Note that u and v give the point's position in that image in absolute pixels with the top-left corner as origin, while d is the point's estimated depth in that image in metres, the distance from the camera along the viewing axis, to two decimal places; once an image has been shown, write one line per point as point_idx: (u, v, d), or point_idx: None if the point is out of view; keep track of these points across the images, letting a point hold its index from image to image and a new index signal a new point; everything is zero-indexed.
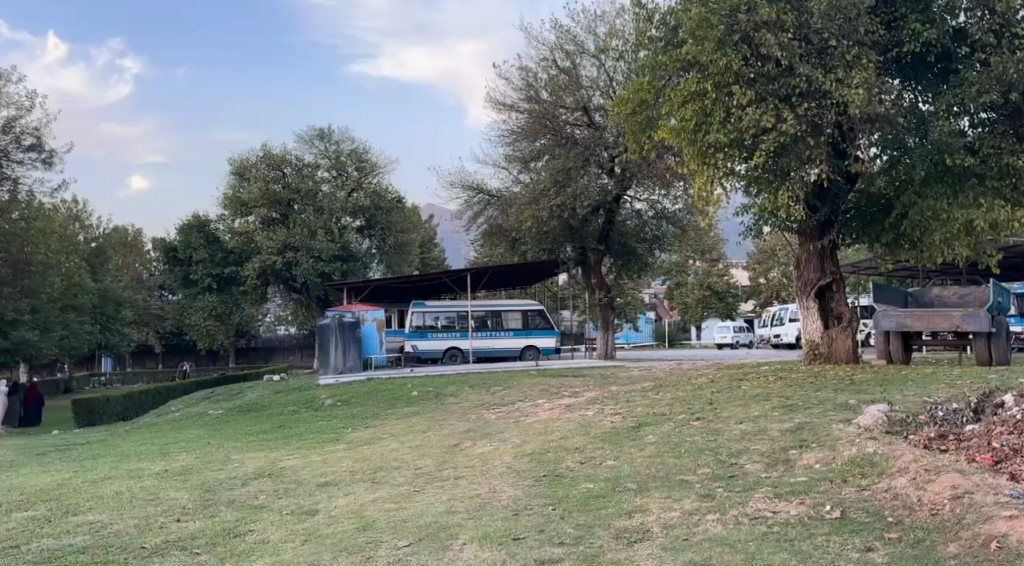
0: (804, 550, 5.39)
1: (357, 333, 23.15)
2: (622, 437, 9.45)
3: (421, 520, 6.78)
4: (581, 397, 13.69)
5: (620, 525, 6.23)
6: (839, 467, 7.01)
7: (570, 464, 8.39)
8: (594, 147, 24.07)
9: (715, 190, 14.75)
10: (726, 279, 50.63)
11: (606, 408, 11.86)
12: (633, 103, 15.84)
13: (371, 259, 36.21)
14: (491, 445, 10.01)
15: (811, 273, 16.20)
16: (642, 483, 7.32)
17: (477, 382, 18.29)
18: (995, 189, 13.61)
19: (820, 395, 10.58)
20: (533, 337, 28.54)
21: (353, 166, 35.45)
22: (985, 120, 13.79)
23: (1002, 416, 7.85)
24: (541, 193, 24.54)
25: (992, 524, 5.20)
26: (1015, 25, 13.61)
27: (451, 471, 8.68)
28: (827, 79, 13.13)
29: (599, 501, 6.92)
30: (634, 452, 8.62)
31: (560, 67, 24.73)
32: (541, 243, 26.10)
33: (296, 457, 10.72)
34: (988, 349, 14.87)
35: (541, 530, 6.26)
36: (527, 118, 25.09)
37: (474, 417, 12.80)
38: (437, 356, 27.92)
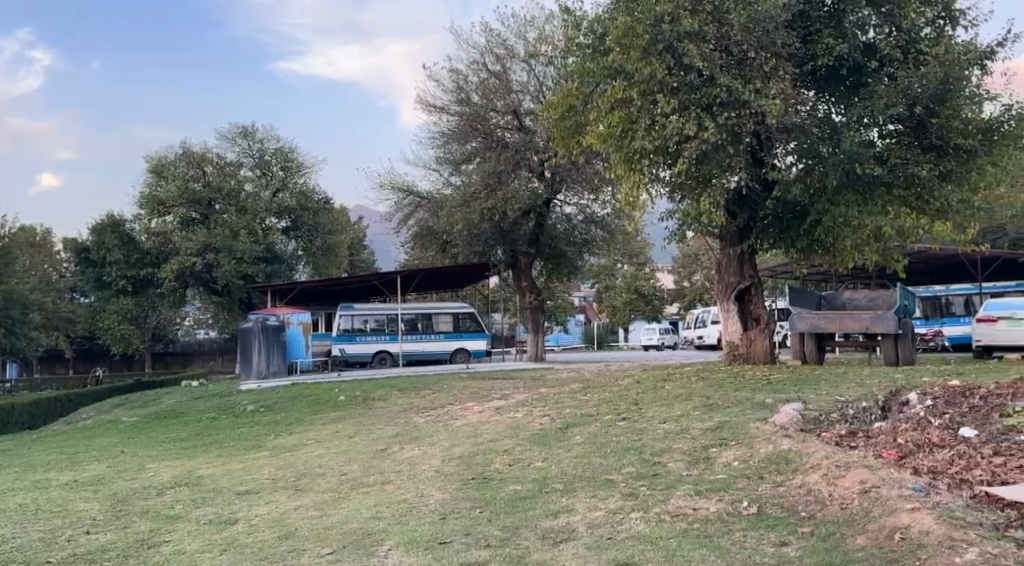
0: (722, 545, 5.60)
1: (281, 337, 22.76)
2: (549, 438, 9.59)
3: (345, 527, 6.78)
4: (510, 400, 13.77)
5: (546, 525, 6.36)
6: (756, 464, 7.27)
7: (499, 466, 8.50)
8: (524, 151, 24.35)
9: (641, 195, 15.20)
10: (652, 282, 51.70)
11: (535, 409, 12.02)
12: (562, 108, 16.13)
13: (297, 261, 35.79)
14: (419, 449, 10.03)
15: (731, 277, 16.66)
16: (568, 484, 7.47)
17: (403, 385, 18.20)
18: (900, 198, 14.30)
19: (739, 395, 10.91)
20: (463, 340, 28.57)
21: (278, 166, 35.03)
22: (892, 131, 14.44)
23: (907, 412, 8.25)
24: (472, 196, 24.47)
25: (896, 516, 5.44)
26: (918, 42, 14.51)
27: (377, 477, 8.67)
28: (745, 90, 13.48)
29: (526, 502, 7.03)
30: (561, 452, 8.79)
31: (490, 70, 24.85)
32: (472, 246, 26.15)
33: (215, 464, 10.57)
34: (896, 349, 15.55)
35: (467, 533, 6.34)
36: (458, 121, 25.16)
37: (402, 421, 12.79)
38: (365, 360, 27.74)
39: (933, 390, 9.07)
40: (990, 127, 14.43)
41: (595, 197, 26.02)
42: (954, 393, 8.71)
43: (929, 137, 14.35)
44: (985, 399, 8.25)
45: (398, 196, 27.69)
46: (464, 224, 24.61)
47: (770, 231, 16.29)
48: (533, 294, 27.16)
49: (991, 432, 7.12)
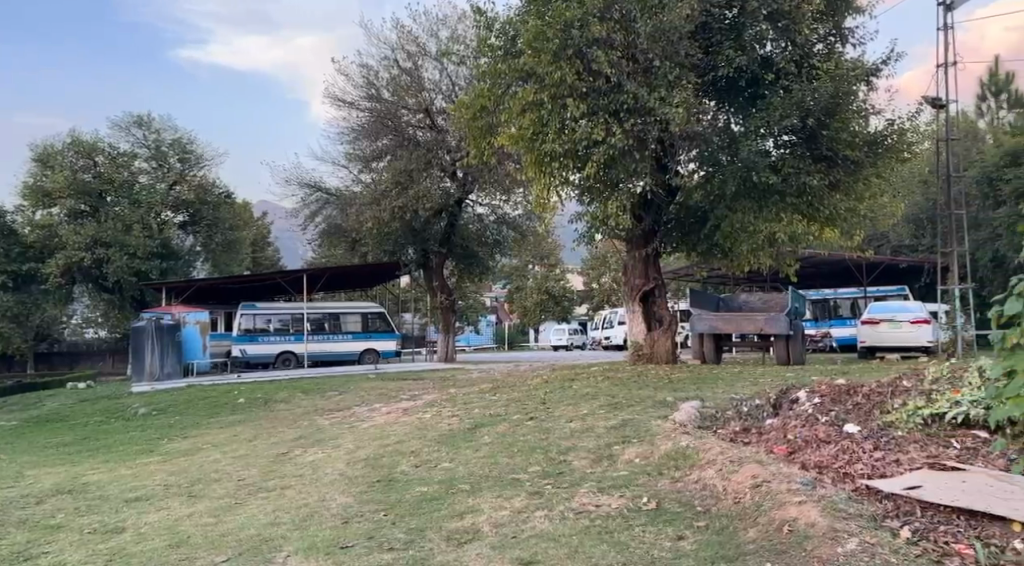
0: (622, 541, 5.76)
1: (176, 338, 22.04)
2: (457, 439, 9.64)
3: (241, 533, 6.70)
4: (418, 400, 13.77)
5: (451, 527, 6.42)
6: (657, 461, 7.50)
7: (405, 468, 8.49)
8: (435, 150, 24.30)
9: (551, 197, 15.40)
10: (562, 284, 52.30)
11: (444, 410, 12.06)
12: (473, 108, 16.11)
13: (195, 258, 34.96)
14: (321, 453, 9.91)
15: (636, 279, 17.03)
16: (475, 484, 7.54)
17: (306, 387, 17.93)
18: (794, 206, 14.91)
19: (641, 394, 11.21)
20: (372, 340, 28.41)
21: (175, 158, 33.83)
22: (786, 142, 14.94)
23: (796, 410, 8.65)
24: (383, 194, 24.34)
25: (785, 509, 5.66)
26: (812, 57, 15.12)
27: (277, 481, 8.56)
28: (651, 97, 13.83)
29: (431, 503, 7.08)
30: (469, 452, 8.85)
31: (401, 67, 24.76)
32: (382, 244, 25.91)
33: (102, 471, 10.23)
34: (787, 350, 16.17)
35: (370, 537, 6.34)
36: (368, 117, 24.90)
37: (306, 424, 12.64)
38: (269, 361, 27.17)
39: (821, 388, 9.50)
40: (875, 140, 15.33)
41: (507, 198, 26.21)
42: (839, 391, 9.18)
43: (821, 148, 14.93)
44: (867, 398, 8.70)
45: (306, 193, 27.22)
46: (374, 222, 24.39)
47: (672, 235, 16.78)
48: (444, 294, 27.17)
49: (872, 428, 7.52)
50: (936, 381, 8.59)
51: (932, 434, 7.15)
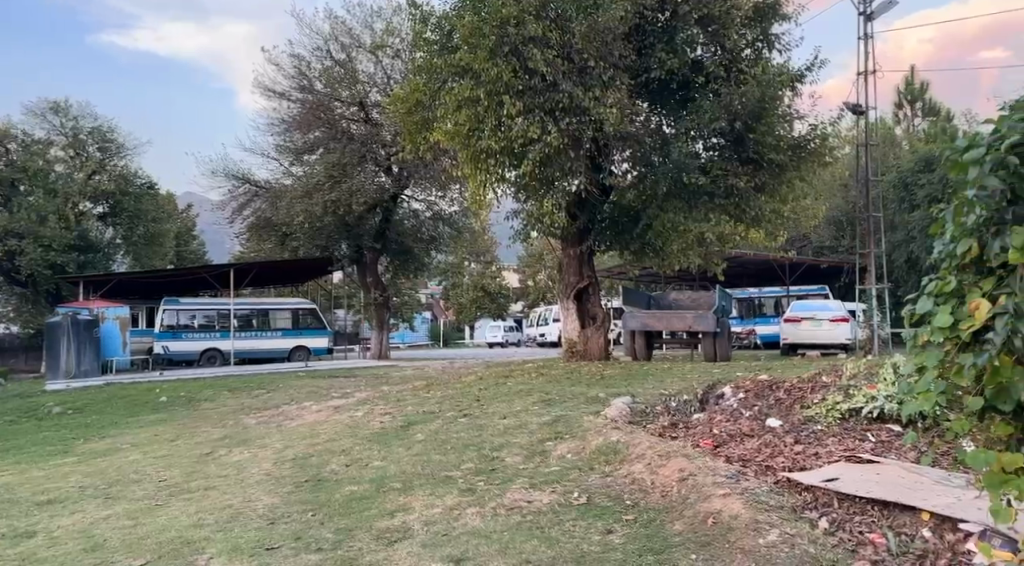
0: (553, 536, 5.85)
1: (94, 334, 21.37)
2: (389, 437, 9.63)
3: (161, 536, 6.60)
4: (350, 398, 13.70)
5: (381, 526, 6.42)
6: (587, 456, 7.62)
7: (334, 468, 8.46)
8: (370, 143, 24.15)
9: (487, 194, 15.37)
10: (498, 281, 52.44)
11: (376, 407, 12.03)
12: (409, 103, 16.01)
13: (116, 251, 34.03)
14: (248, 453, 9.79)
15: (571, 276, 17.20)
16: (406, 482, 7.55)
17: (233, 385, 17.65)
18: (722, 208, 15.46)
19: (573, 390, 11.37)
20: (302, 337, 28.16)
21: (94, 146, 32.79)
22: (715, 145, 15.39)
23: (722, 405, 8.90)
24: (314, 187, 24.01)
25: (710, 502, 5.80)
26: (741, 62, 15.51)
27: (202, 482, 8.44)
28: (586, 97, 14.03)
29: (361, 503, 7.07)
30: (401, 451, 8.85)
31: (334, 58, 24.52)
32: (314, 240, 25.42)
33: (13, 473, 9.91)
34: (715, 346, 16.67)
35: (296, 538, 6.31)
36: (300, 109, 24.72)
37: (233, 423, 12.47)
38: (193, 358, 26.61)
39: (745, 384, 9.80)
40: (799, 144, 15.81)
41: (443, 194, 26.29)
42: (763, 386, 9.48)
43: (748, 151, 15.39)
44: (788, 392, 9.01)
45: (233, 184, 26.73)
46: (305, 217, 24.04)
47: (606, 234, 17.01)
48: (379, 291, 27.06)
49: (794, 422, 7.78)
50: (854, 376, 8.95)
51: (849, 428, 7.45)
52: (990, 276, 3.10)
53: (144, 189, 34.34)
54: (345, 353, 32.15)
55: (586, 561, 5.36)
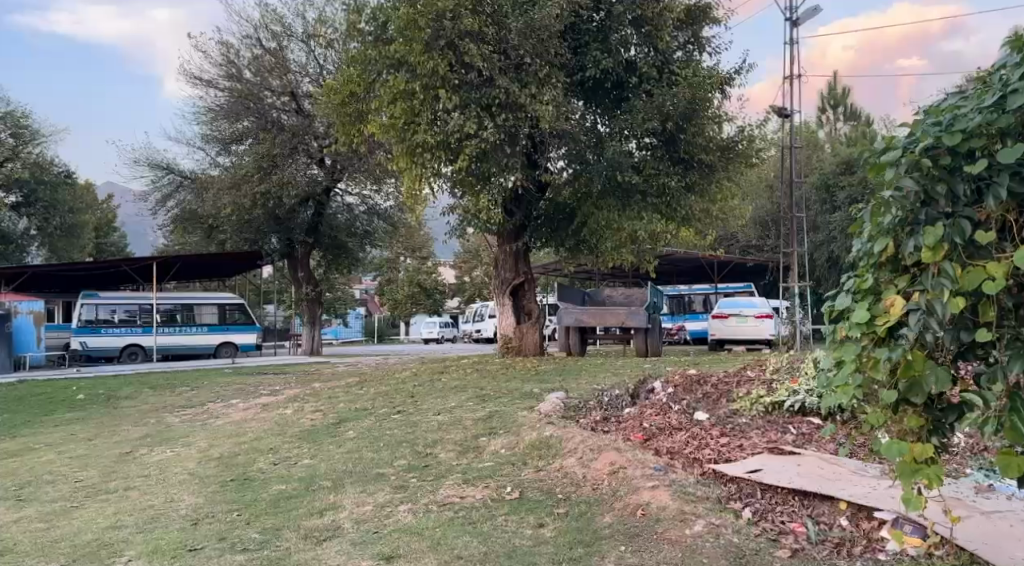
0: (485, 531, 5.88)
1: (7, 329, 20.77)
2: (319, 435, 9.55)
3: (76, 539, 6.42)
4: (280, 396, 13.49)
5: (308, 525, 6.37)
6: (521, 451, 7.68)
7: (262, 466, 8.35)
8: (302, 135, 23.79)
9: (423, 189, 15.27)
10: (434, 277, 52.24)
11: (306, 405, 11.86)
12: (342, 94, 15.68)
13: (30, 242, 33.08)
14: (170, 452, 9.58)
15: (506, 272, 17.25)
16: (336, 480, 7.50)
17: (156, 383, 17.21)
18: (654, 206, 15.71)
19: (509, 385, 11.42)
20: (229, 333, 27.63)
21: (7, 133, 31.03)
22: (648, 144, 15.61)
23: (653, 399, 9.05)
24: (242, 179, 23.39)
25: (639, 494, 5.92)
26: (673, 63, 15.76)
27: (121, 483, 8.23)
28: (521, 94, 14.08)
29: (289, 502, 7.00)
30: (332, 448, 8.78)
31: (264, 47, 24.08)
32: (241, 233, 24.97)
33: None
34: (646, 342, 17.00)
35: (221, 538, 6.23)
36: (227, 98, 24.07)
37: (154, 421, 12.16)
38: (114, 354, 25.75)
39: (675, 378, 10.00)
40: (727, 145, 16.18)
41: (377, 188, 26.15)
42: (691, 380, 9.71)
43: (678, 151, 15.67)
44: (715, 386, 9.23)
45: (156, 174, 25.93)
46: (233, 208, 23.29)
47: (542, 229, 17.12)
48: (310, 286, 26.74)
49: (720, 415, 7.98)
50: (777, 370, 9.22)
51: (773, 420, 7.67)
52: (904, 273, 3.21)
53: (61, 178, 33.21)
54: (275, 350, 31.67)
55: (517, 555, 5.41)
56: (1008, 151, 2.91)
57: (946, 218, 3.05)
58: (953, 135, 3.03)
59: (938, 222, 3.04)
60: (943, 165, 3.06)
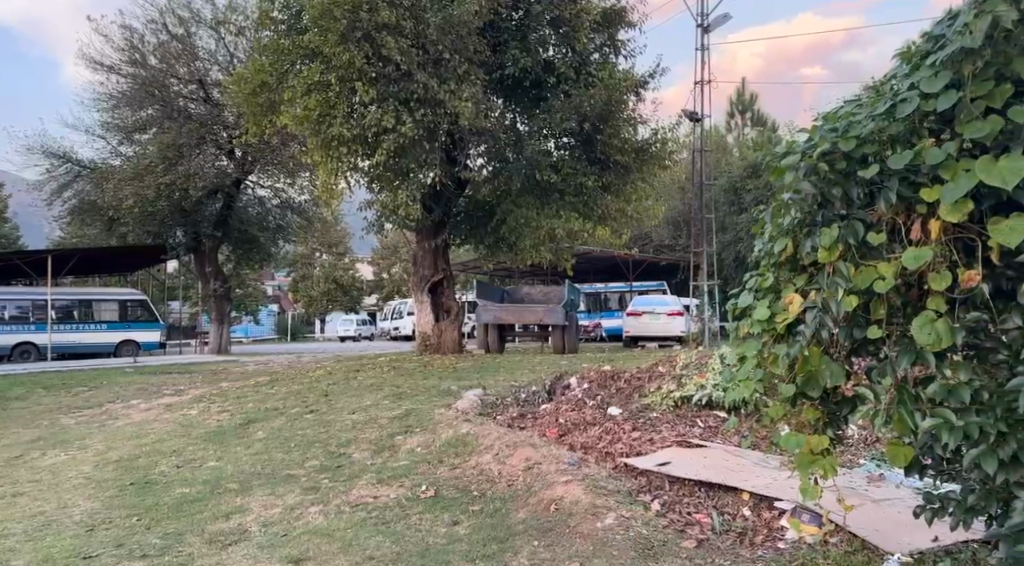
0: (397, 531, 5.88)
1: None
2: (226, 436, 9.35)
3: None
4: (184, 396, 13.15)
5: (213, 529, 6.25)
6: (436, 449, 7.68)
7: (164, 469, 8.13)
8: (211, 125, 23.20)
9: (338, 182, 15.06)
10: (350, 273, 51.64)
11: (212, 405, 11.60)
12: (252, 84, 15.32)
13: None
14: (65, 455, 9.25)
15: (425, 269, 17.18)
16: (243, 483, 7.36)
17: (53, 382, 16.52)
18: (572, 205, 15.89)
19: (425, 383, 11.42)
20: (129, 331, 26.77)
21: None
22: (565, 144, 15.86)
23: (568, 395, 9.17)
24: (144, 171, 22.54)
25: (553, 489, 6.00)
26: (589, 65, 16.02)
27: (10, 488, 7.89)
28: (440, 89, 14.06)
29: (193, 505, 6.84)
30: (239, 450, 8.61)
31: (171, 33, 23.34)
32: (145, 225, 24.14)
33: None
34: (564, 340, 17.13)
35: (118, 544, 6.04)
36: (130, 85, 23.03)
37: (48, 423, 11.68)
38: (4, 353, 24.62)
39: (590, 374, 10.17)
40: (642, 147, 16.38)
41: (291, 182, 25.65)
42: (605, 376, 9.88)
43: (595, 152, 15.96)
44: (628, 382, 9.44)
45: (53, 162, 24.79)
46: (137, 201, 22.58)
47: (461, 227, 17.18)
48: (218, 282, 26.15)
49: (633, 409, 8.17)
50: (687, 366, 9.48)
51: (682, 415, 7.88)
52: (802, 273, 3.36)
53: None
54: (180, 348, 30.74)
55: (430, 553, 5.41)
56: (898, 156, 3.03)
57: (841, 219, 3.19)
58: (849, 140, 3.15)
59: (834, 223, 3.18)
60: (839, 168, 3.16)
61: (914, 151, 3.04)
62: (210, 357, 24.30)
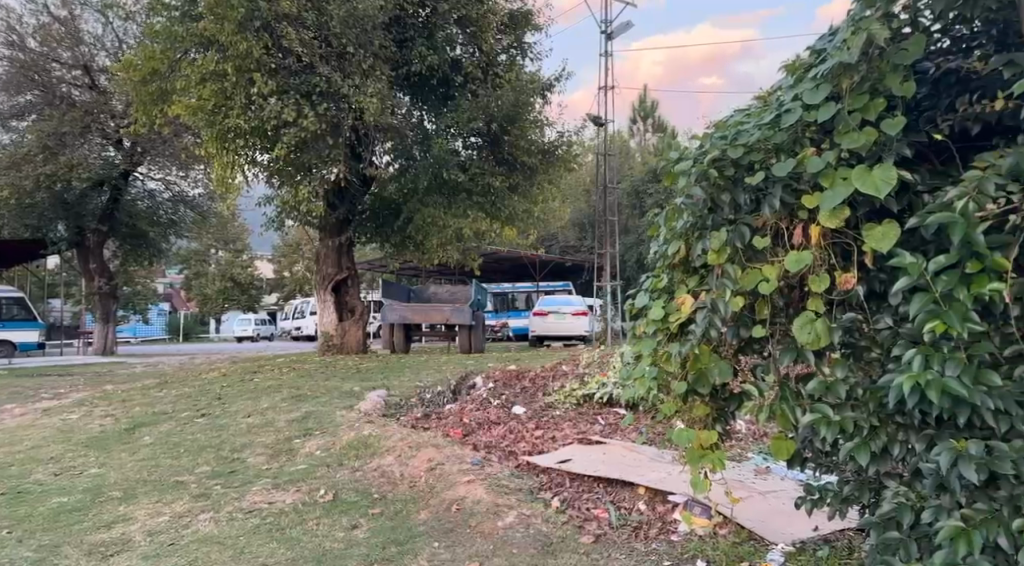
0: (294, 536, 5.80)
1: None
2: (110, 441, 9.02)
3: None
4: (66, 399, 12.61)
5: (93, 540, 6.03)
6: (337, 451, 7.61)
7: (41, 477, 7.79)
8: (97, 113, 22.25)
9: (235, 176, 14.72)
10: (248, 271, 50.41)
11: (95, 409, 11.16)
12: (142, 71, 14.77)
13: None
14: None
15: (328, 268, 16.91)
16: (127, 490, 7.13)
17: None
18: (479, 205, 15.88)
19: (328, 384, 11.29)
20: (5, 331, 25.43)
21: None
22: (474, 144, 15.98)
23: (473, 395, 9.23)
24: (22, 159, 21.46)
25: (456, 489, 6.02)
26: (496, 66, 16.21)
27: None
28: (343, 84, 13.90)
29: (71, 515, 6.59)
30: (123, 456, 8.32)
31: (53, 14, 22.11)
32: (23, 220, 22.87)
33: None
34: (470, 339, 17.18)
35: None
36: (5, 68, 21.77)
37: None
38: None
39: (494, 374, 10.24)
40: (548, 149, 16.48)
41: (183, 174, 24.96)
42: (510, 376, 9.98)
43: (502, 152, 16.09)
44: (533, 381, 9.60)
45: None
46: (13, 191, 21.33)
47: (366, 225, 17.09)
48: (104, 279, 25.24)
49: (537, 408, 8.28)
50: (590, 364, 9.68)
51: (584, 412, 8.04)
52: (693, 274, 3.50)
53: None
54: (63, 349, 29.38)
55: (327, 558, 5.37)
56: (781, 164, 3.15)
57: (729, 224, 3.32)
58: (736, 148, 3.27)
59: (723, 227, 3.31)
60: (727, 175, 3.29)
61: (797, 159, 3.16)
62: (98, 358, 23.39)
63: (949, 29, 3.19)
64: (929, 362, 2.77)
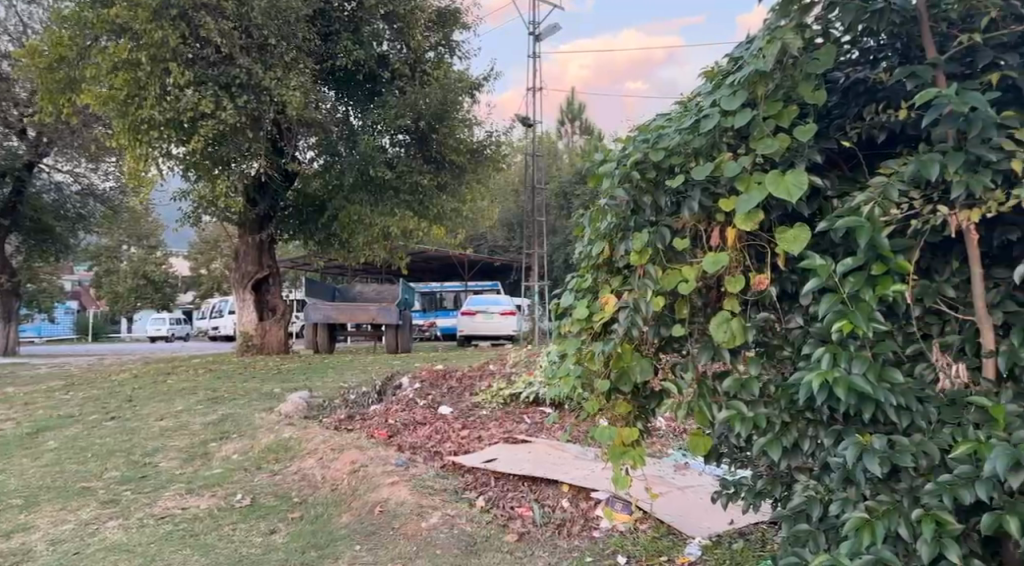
0: (208, 543, 5.69)
1: None
2: (10, 447, 8.67)
3: None
4: None
5: None
6: (256, 454, 7.49)
7: None
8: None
9: (149, 170, 14.27)
10: (163, 269, 48.97)
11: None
12: (50, 58, 14.23)
13: None
14: None
15: (248, 265, 16.70)
16: (29, 498, 6.87)
17: None
18: (406, 203, 15.81)
19: (247, 385, 11.08)
20: None
21: None
22: (401, 141, 15.85)
23: (398, 395, 9.20)
24: None
25: (378, 491, 5.98)
26: (424, 63, 16.15)
27: None
28: (266, 76, 13.68)
29: None
30: (25, 461, 8.01)
31: None
32: None
33: None
34: (397, 339, 17.12)
35: None
36: None
37: None
38: None
39: (420, 374, 10.21)
40: (476, 149, 16.53)
41: (93, 166, 23.94)
42: (436, 376, 9.97)
43: (431, 150, 16.03)
44: (459, 380, 9.62)
45: None
46: None
47: (289, 223, 16.85)
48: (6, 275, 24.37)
49: (463, 408, 8.29)
50: (516, 364, 9.75)
51: (510, 411, 8.09)
52: (617, 274, 3.56)
53: None
54: None
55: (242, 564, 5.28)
56: (700, 167, 3.22)
57: (651, 225, 3.40)
58: (657, 152, 3.34)
59: (644, 229, 3.39)
60: (650, 177, 3.37)
61: (714, 164, 3.23)
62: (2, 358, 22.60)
63: (858, 41, 3.34)
64: (837, 360, 2.87)
